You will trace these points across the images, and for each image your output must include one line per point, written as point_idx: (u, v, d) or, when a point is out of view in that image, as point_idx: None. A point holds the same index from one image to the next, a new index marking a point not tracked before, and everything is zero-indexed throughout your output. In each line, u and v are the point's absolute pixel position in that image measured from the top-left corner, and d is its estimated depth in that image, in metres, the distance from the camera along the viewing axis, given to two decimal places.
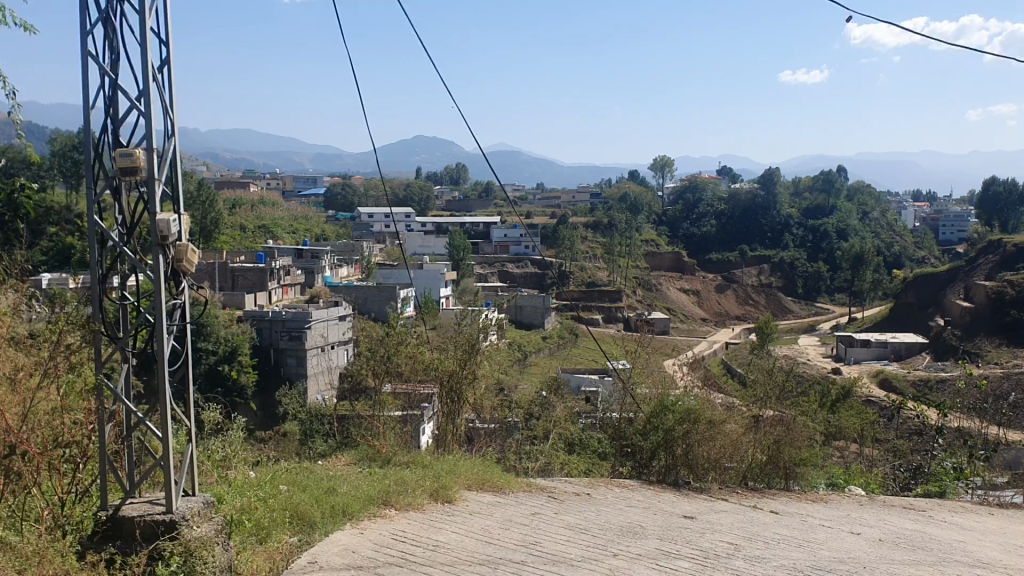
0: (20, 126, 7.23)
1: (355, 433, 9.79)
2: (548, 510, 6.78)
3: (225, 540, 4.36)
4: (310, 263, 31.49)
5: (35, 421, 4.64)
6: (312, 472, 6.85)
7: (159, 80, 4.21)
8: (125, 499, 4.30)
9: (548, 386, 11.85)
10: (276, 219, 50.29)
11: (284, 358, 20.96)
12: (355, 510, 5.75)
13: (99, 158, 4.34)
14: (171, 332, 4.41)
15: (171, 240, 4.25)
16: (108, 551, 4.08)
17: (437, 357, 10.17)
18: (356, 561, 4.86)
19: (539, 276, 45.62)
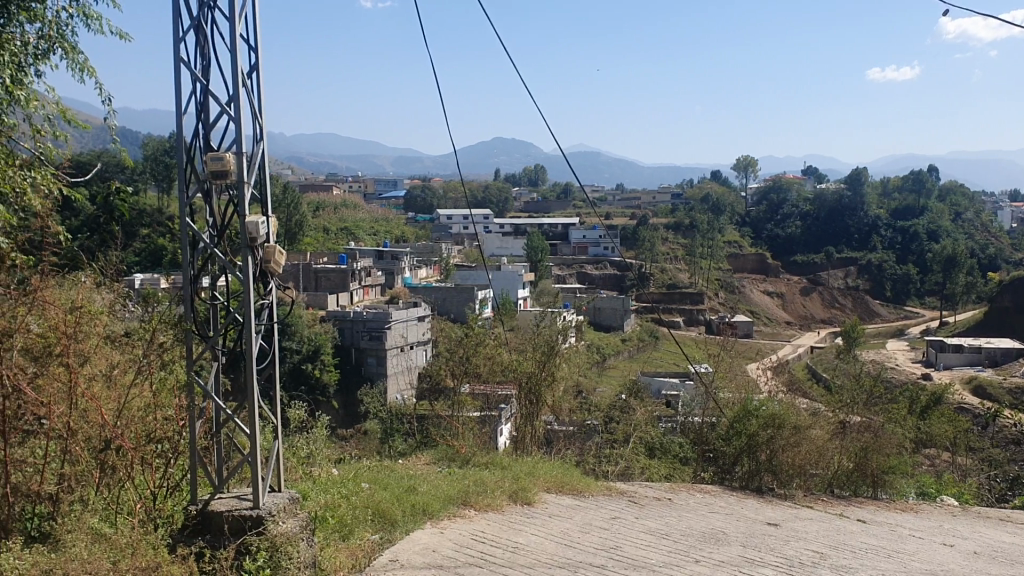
0: (117, 133, 7.52)
1: (434, 433, 9.88)
2: (628, 515, 6.72)
3: (310, 536, 4.43)
4: (390, 265, 31.90)
5: (129, 417, 4.83)
6: (393, 471, 6.93)
7: (248, 86, 4.31)
8: (214, 493, 4.42)
9: (628, 388, 11.77)
10: (358, 221, 51.18)
11: (365, 358, 21.35)
12: (435, 509, 5.79)
13: (191, 162, 4.46)
14: (259, 331, 4.51)
15: (260, 242, 4.35)
16: (198, 545, 4.19)
17: (516, 359, 10.17)
18: (437, 560, 4.90)
19: (619, 278, 45.38)
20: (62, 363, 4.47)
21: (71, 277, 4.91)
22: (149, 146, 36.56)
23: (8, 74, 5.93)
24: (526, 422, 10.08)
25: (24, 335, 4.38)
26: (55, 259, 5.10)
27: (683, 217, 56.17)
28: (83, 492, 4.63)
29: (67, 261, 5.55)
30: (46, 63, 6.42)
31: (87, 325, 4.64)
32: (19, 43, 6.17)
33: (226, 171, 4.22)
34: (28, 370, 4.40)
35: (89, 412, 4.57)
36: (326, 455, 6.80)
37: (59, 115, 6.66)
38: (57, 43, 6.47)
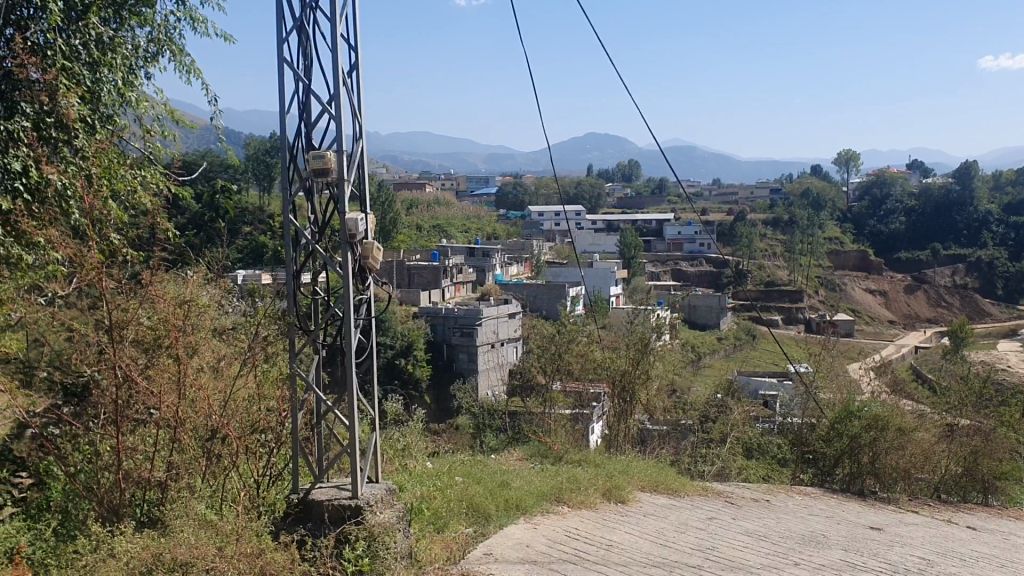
0: (223, 133, 7.81)
1: (527, 430, 9.96)
2: (725, 515, 6.61)
3: (406, 527, 4.48)
4: (482, 263, 32.18)
5: (235, 407, 4.98)
6: (486, 466, 6.98)
7: (348, 84, 4.39)
8: (315, 483, 4.52)
9: (724, 388, 11.59)
10: (449, 219, 51.68)
11: (456, 354, 21.63)
12: (528, 504, 5.82)
13: (294, 160, 4.58)
14: (358, 326, 4.60)
15: (359, 238, 4.43)
16: (299, 533, 4.30)
17: (609, 357, 10.08)
18: (531, 555, 4.90)
19: (716, 274, 44.84)
20: (170, 355, 4.64)
21: (180, 273, 5.11)
22: (251, 147, 37.75)
23: (121, 78, 6.22)
24: (619, 420, 10.12)
25: (136, 328, 4.56)
26: (166, 256, 5.32)
27: (781, 214, 55.01)
28: (191, 479, 4.78)
29: (176, 258, 5.80)
30: (156, 65, 6.69)
31: (195, 319, 4.82)
32: (131, 47, 6.45)
33: (327, 168, 4.31)
34: (140, 361, 4.59)
35: (197, 402, 4.72)
36: (420, 448, 6.87)
37: (167, 116, 6.94)
38: (165, 46, 6.75)
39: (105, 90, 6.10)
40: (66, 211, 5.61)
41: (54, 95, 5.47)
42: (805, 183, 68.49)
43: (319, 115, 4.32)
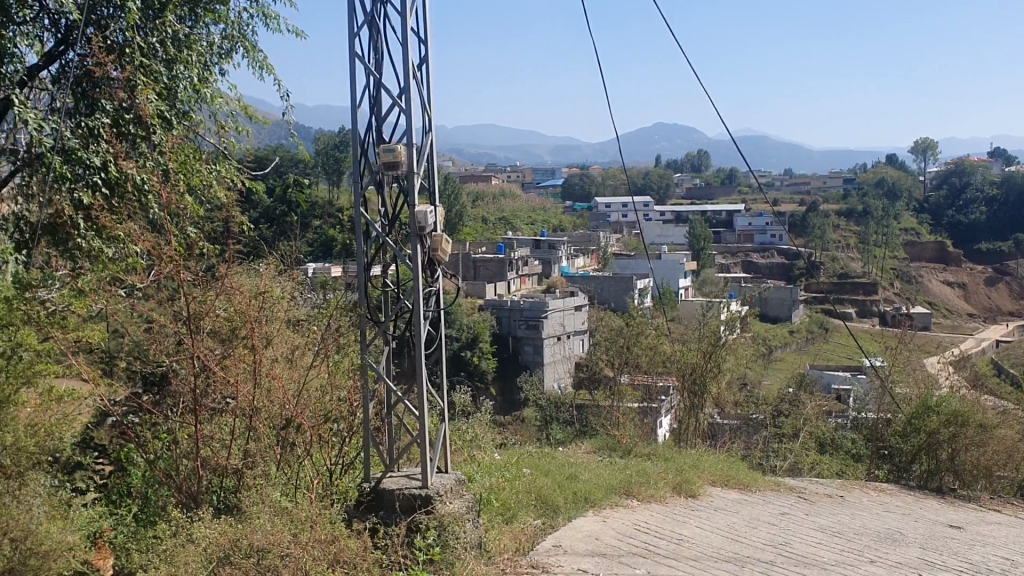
0: (295, 127, 7.94)
1: (596, 423, 10.09)
2: (798, 511, 6.51)
3: (475, 518, 4.51)
4: (548, 255, 32.17)
5: (308, 396, 5.08)
6: (554, 459, 6.99)
7: (418, 78, 4.42)
8: (386, 472, 4.59)
9: (796, 381, 11.44)
10: (515, 211, 51.73)
11: (522, 347, 21.74)
12: (597, 498, 5.82)
13: (364, 154, 4.63)
14: (428, 318, 4.63)
15: (429, 230, 4.45)
16: (372, 521, 4.36)
17: (679, 349, 9.98)
18: (600, 548, 4.90)
19: (786, 265, 44.12)
20: (246, 345, 4.74)
21: (254, 266, 5.22)
22: (320, 142, 38.35)
23: (196, 74, 6.36)
24: (690, 413, 10.04)
25: (213, 319, 4.66)
26: (240, 250, 5.44)
27: (854, 205, 53.81)
28: (266, 466, 4.88)
29: (250, 251, 5.93)
30: (230, 62, 6.82)
31: (269, 309, 4.91)
32: (205, 44, 6.58)
33: (397, 162, 4.34)
34: (217, 351, 4.72)
35: (271, 392, 4.81)
36: (489, 438, 6.91)
37: (241, 111, 7.09)
38: (239, 43, 6.87)
39: (181, 86, 6.25)
40: (144, 205, 5.78)
41: (132, 92, 5.63)
42: (880, 172, 66.88)
43: (390, 108, 4.35)
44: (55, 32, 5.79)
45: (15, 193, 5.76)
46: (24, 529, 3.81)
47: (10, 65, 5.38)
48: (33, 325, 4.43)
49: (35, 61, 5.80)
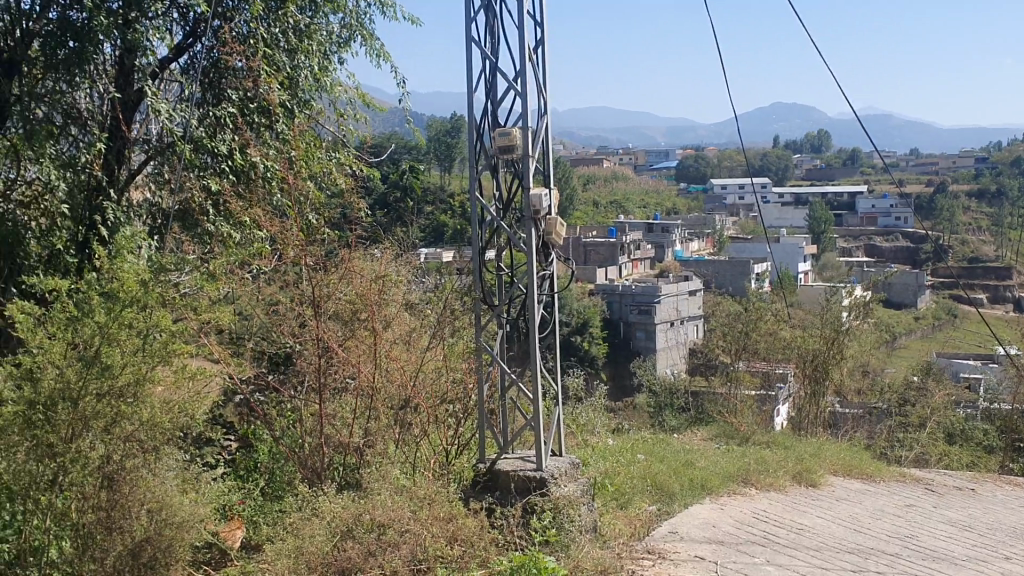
0: (410, 113, 8.08)
1: (712, 410, 10.22)
2: (925, 503, 6.27)
3: (590, 502, 4.51)
4: (660, 239, 31.88)
5: (426, 377, 5.18)
6: (670, 445, 6.95)
7: (533, 62, 4.43)
8: (500, 454, 4.65)
9: (923, 369, 11.03)
10: (627, 195, 51.42)
11: (634, 332, 22.30)
12: (714, 485, 5.75)
13: (480, 139, 4.66)
14: (542, 302, 4.63)
15: (543, 214, 4.44)
16: (488, 501, 4.42)
17: (800, 334, 9.73)
18: (717, 535, 4.83)
19: (914, 250, 41.92)
20: (367, 327, 4.89)
21: (372, 249, 5.35)
22: (433, 129, 38.95)
23: (317, 63, 6.53)
24: (810, 400, 9.80)
25: (335, 301, 4.83)
26: (359, 235, 5.58)
27: (987, 186, 51.22)
28: (385, 445, 5.02)
29: (369, 236, 6.07)
30: (348, 50, 6.96)
31: (389, 292, 5.03)
32: (326, 34, 6.74)
33: (512, 146, 4.36)
34: (339, 332, 4.91)
35: (391, 371, 4.94)
36: (604, 420, 6.92)
37: (359, 99, 7.26)
38: (357, 32, 7.00)
39: (302, 75, 6.44)
40: (269, 189, 5.95)
41: (257, 82, 5.83)
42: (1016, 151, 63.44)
43: (505, 92, 4.37)
44: (184, 25, 6.03)
45: (148, 182, 5.92)
46: (159, 499, 3.92)
47: (144, 58, 5.64)
48: (170, 308, 4.60)
49: (166, 53, 6.04)
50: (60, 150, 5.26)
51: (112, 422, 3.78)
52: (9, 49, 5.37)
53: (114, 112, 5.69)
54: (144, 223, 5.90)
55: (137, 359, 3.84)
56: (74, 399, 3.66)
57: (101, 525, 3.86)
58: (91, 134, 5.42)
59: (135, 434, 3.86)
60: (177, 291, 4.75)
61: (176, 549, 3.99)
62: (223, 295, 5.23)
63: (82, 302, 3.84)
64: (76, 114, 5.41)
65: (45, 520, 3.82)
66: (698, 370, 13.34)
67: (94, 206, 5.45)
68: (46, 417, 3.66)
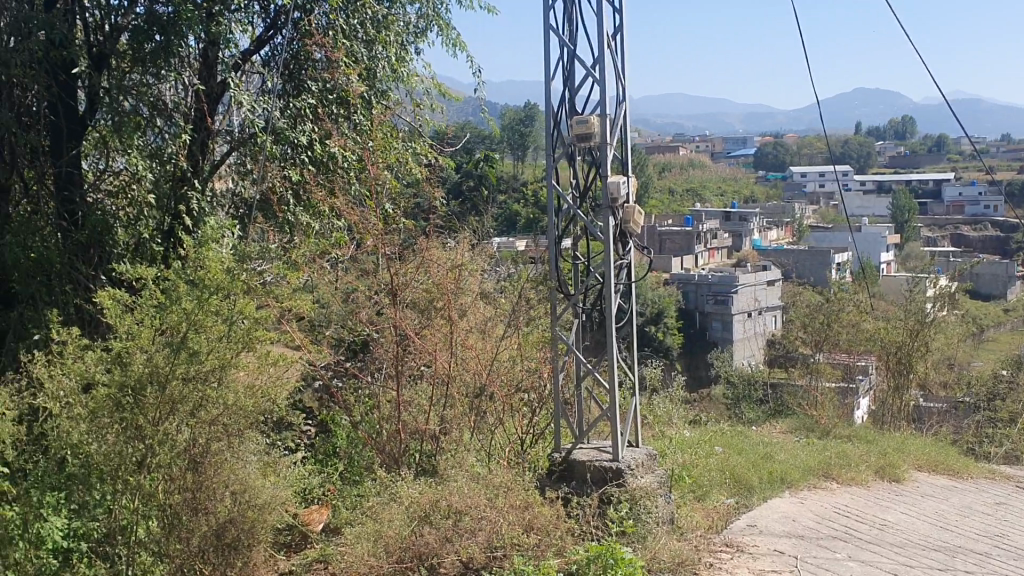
0: (485, 103, 8.11)
1: (791, 402, 10.35)
2: (1017, 501, 6.06)
3: (667, 494, 4.48)
4: (738, 229, 31.57)
5: (500, 366, 5.22)
6: (749, 438, 6.86)
7: (612, 49, 4.40)
8: (576, 444, 4.63)
9: (1015, 363, 10.68)
10: (702, 183, 50.87)
11: (709, 322, 22.17)
12: (794, 479, 5.67)
13: (557, 127, 4.64)
14: (618, 291, 4.59)
15: (621, 202, 4.39)
16: (564, 491, 4.40)
17: (883, 326, 9.50)
18: (798, 529, 4.76)
19: (1004, 238, 40.46)
20: (443, 316, 4.93)
21: (449, 239, 5.38)
22: (507, 117, 39.04)
23: (394, 54, 6.59)
24: (894, 394, 9.56)
25: (411, 290, 4.91)
26: (436, 224, 5.62)
27: None
28: (460, 433, 5.10)
29: (445, 225, 6.12)
30: (425, 40, 7.01)
31: (465, 281, 5.06)
32: (402, 24, 6.79)
33: (589, 133, 4.32)
34: (415, 321, 4.95)
35: (467, 360, 5.03)
36: (682, 411, 6.86)
37: (435, 89, 7.31)
38: (434, 21, 7.03)
39: (380, 66, 6.50)
40: (348, 180, 6.13)
41: (336, 73, 6.05)
42: None
43: (583, 80, 4.34)
44: (265, 18, 6.13)
45: (231, 172, 6.02)
46: (242, 482, 4.04)
47: (227, 49, 5.68)
48: (254, 296, 4.65)
49: (247, 45, 6.14)
50: (146, 141, 5.40)
51: (197, 405, 3.88)
52: (98, 44, 5.49)
53: (198, 103, 5.81)
54: (230, 212, 6.03)
55: (222, 345, 3.92)
56: (162, 382, 3.77)
57: (188, 506, 3.96)
58: (175, 125, 5.46)
59: (221, 417, 3.94)
60: (260, 278, 4.84)
61: (259, 530, 4.11)
62: (303, 284, 5.36)
63: (169, 289, 3.93)
64: (161, 105, 5.44)
65: (134, 501, 3.92)
66: (779, 361, 13.14)
67: (179, 195, 5.54)
68: (136, 401, 3.77)
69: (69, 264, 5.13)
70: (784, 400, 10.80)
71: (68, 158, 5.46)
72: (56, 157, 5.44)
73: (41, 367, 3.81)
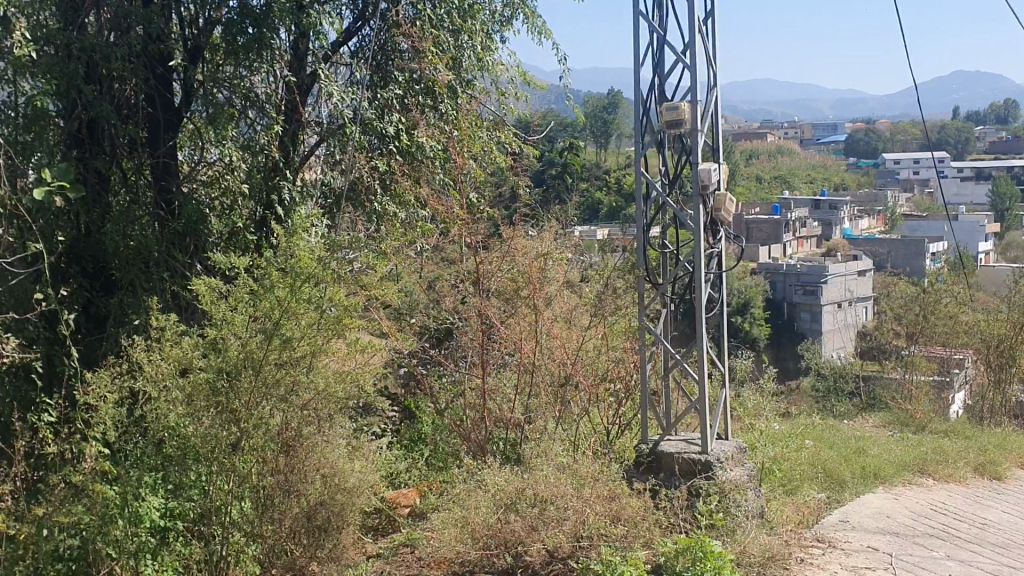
0: (569, 91, 8.07)
1: (885, 396, 10.08)
2: None
3: (757, 488, 4.40)
4: (827, 217, 30.94)
5: (587, 356, 5.20)
6: (841, 432, 6.71)
7: (703, 33, 4.32)
8: (663, 436, 4.59)
9: None
10: (790, 170, 49.95)
11: (798, 313, 21.70)
12: (887, 474, 5.54)
13: (646, 114, 4.57)
14: (709, 280, 4.49)
15: (713, 189, 4.32)
16: (652, 482, 4.36)
17: (983, 319, 9.20)
18: (892, 526, 4.64)
19: None
20: (528, 305, 4.94)
21: (535, 228, 5.37)
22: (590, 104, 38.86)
23: (479, 43, 6.60)
24: (994, 389, 9.26)
25: (496, 278, 4.96)
26: (522, 213, 5.62)
27: None
28: (545, 422, 5.11)
29: (530, 215, 6.13)
30: (510, 28, 6.99)
31: (550, 269, 5.05)
32: (488, 14, 6.79)
33: (680, 120, 4.26)
34: (501, 310, 4.99)
35: (552, 349, 5.04)
36: (772, 404, 6.74)
37: (519, 77, 7.29)
38: (519, 9, 7.00)
39: (465, 55, 6.53)
40: (434, 170, 6.20)
41: (423, 64, 6.15)
42: None
43: (674, 67, 4.28)
44: (352, 8, 6.16)
45: (320, 161, 6.11)
46: (332, 465, 4.08)
47: (317, 41, 5.74)
48: (342, 284, 4.71)
49: (336, 37, 6.18)
50: (239, 132, 5.54)
51: (290, 390, 3.95)
52: (193, 37, 5.56)
53: (289, 95, 5.83)
54: (320, 203, 6.08)
55: (312, 332, 3.98)
56: (257, 366, 3.85)
57: (280, 488, 4.07)
58: (268, 117, 5.61)
59: (310, 403, 4.02)
60: (350, 266, 4.90)
61: (348, 515, 4.13)
62: (389, 272, 5.41)
63: (263, 277, 4.01)
64: (254, 97, 5.58)
65: (228, 482, 3.99)
66: (873, 355, 12.80)
67: (272, 185, 5.65)
68: (230, 386, 3.87)
69: (166, 252, 5.27)
70: (876, 393, 10.52)
71: (164, 150, 5.57)
72: (153, 148, 5.55)
73: (139, 350, 3.91)
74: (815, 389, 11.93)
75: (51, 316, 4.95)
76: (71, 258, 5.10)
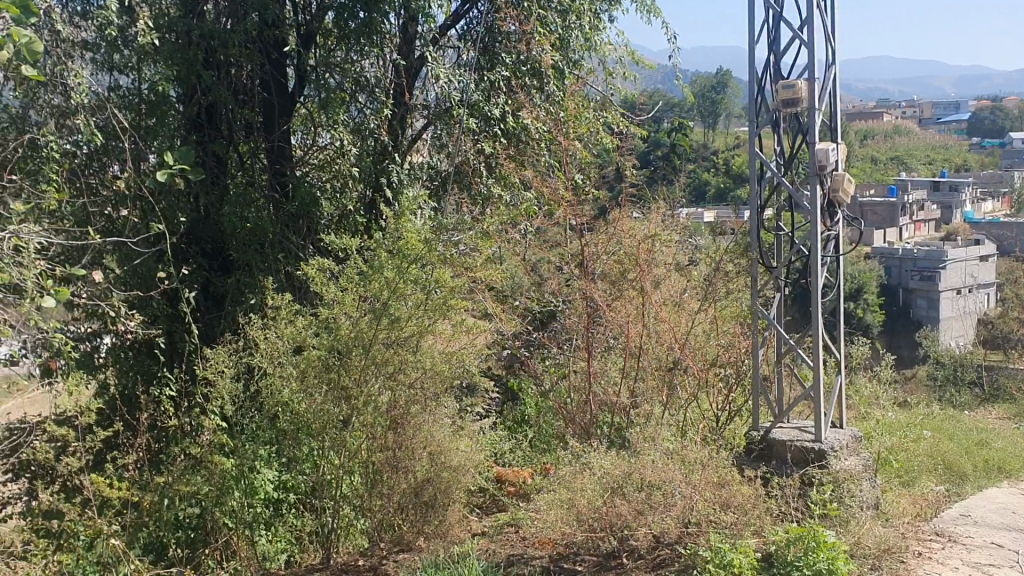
0: (678, 71, 7.93)
1: (1011, 387, 9.59)
2: None
3: (873, 478, 4.24)
4: (946, 200, 29.71)
5: (699, 343, 5.11)
6: (961, 424, 6.47)
7: (822, 8, 4.18)
8: (776, 423, 4.51)
9: None
10: (907, 150, 48.12)
11: (913, 299, 21.24)
12: (1012, 469, 5.33)
13: (761, 93, 4.45)
14: (825, 263, 4.35)
15: (830, 169, 4.16)
16: (765, 470, 4.28)
17: None
18: (1018, 522, 4.44)
19: None
20: (635, 287, 4.91)
21: (643, 209, 5.31)
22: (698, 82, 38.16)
23: (588, 22, 6.56)
24: None
25: (602, 261, 4.94)
26: (629, 196, 5.56)
27: None
28: (652, 407, 5.04)
29: (637, 195, 6.07)
30: (619, 8, 6.92)
31: (658, 252, 4.98)
32: None
33: (796, 98, 4.13)
34: (607, 293, 4.98)
35: (660, 333, 4.94)
36: (889, 393, 6.54)
37: (627, 57, 7.25)
38: None
39: (573, 36, 6.46)
40: (541, 152, 6.20)
41: (530, 45, 6.12)
42: None
43: (790, 43, 4.15)
44: None
45: (428, 145, 6.15)
46: (438, 443, 4.05)
47: (425, 25, 5.85)
48: (449, 266, 4.74)
49: (445, 20, 6.25)
50: (349, 116, 5.64)
51: (398, 368, 4.00)
52: (305, 22, 5.68)
53: (398, 78, 5.95)
54: (427, 184, 6.08)
55: (419, 313, 4.03)
56: (367, 346, 3.93)
57: (388, 464, 4.09)
58: (377, 101, 5.69)
59: (418, 381, 4.04)
60: (457, 249, 4.94)
61: (454, 491, 4.14)
62: (495, 254, 5.44)
63: (373, 258, 4.08)
64: (364, 81, 5.66)
65: (340, 457, 4.07)
66: (996, 343, 12.28)
67: (380, 167, 5.71)
68: (342, 363, 3.96)
69: (281, 234, 5.41)
70: (999, 383, 10.12)
71: (279, 134, 5.72)
72: (268, 133, 5.70)
73: (256, 328, 4.02)
74: (933, 378, 11.54)
75: (173, 294, 5.13)
76: (190, 239, 5.31)
